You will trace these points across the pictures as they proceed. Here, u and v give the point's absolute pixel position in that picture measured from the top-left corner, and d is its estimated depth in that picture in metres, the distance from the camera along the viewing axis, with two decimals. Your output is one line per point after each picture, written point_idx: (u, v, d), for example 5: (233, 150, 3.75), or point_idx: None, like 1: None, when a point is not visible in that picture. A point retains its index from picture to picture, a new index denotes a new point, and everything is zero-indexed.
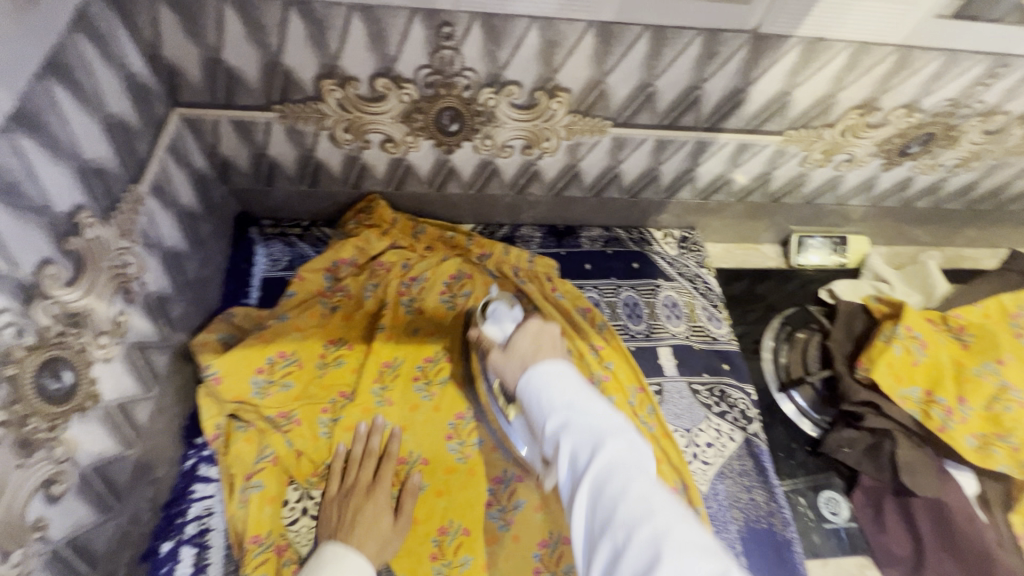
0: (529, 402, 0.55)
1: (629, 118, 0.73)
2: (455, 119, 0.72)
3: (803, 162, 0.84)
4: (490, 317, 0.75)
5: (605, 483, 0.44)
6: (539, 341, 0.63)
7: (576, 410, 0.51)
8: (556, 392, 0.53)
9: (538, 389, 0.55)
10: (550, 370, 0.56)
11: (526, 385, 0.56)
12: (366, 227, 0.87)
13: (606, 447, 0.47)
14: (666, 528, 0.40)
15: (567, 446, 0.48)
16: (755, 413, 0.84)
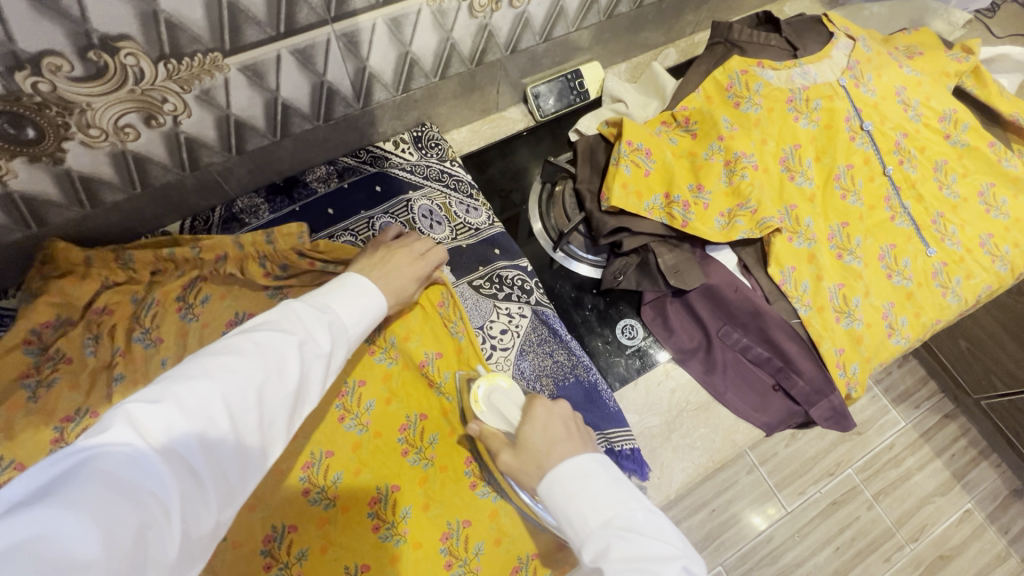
0: (563, 516, 0.53)
1: (234, 41, 0.61)
2: (21, 124, 0.57)
3: (472, 13, 0.76)
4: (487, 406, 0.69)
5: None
6: (552, 431, 0.60)
7: (629, 541, 0.48)
8: (590, 510, 0.51)
9: (569, 504, 0.52)
10: (583, 473, 0.54)
11: (553, 492, 0.54)
12: (54, 279, 0.74)
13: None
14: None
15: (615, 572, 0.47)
16: (533, 283, 0.85)
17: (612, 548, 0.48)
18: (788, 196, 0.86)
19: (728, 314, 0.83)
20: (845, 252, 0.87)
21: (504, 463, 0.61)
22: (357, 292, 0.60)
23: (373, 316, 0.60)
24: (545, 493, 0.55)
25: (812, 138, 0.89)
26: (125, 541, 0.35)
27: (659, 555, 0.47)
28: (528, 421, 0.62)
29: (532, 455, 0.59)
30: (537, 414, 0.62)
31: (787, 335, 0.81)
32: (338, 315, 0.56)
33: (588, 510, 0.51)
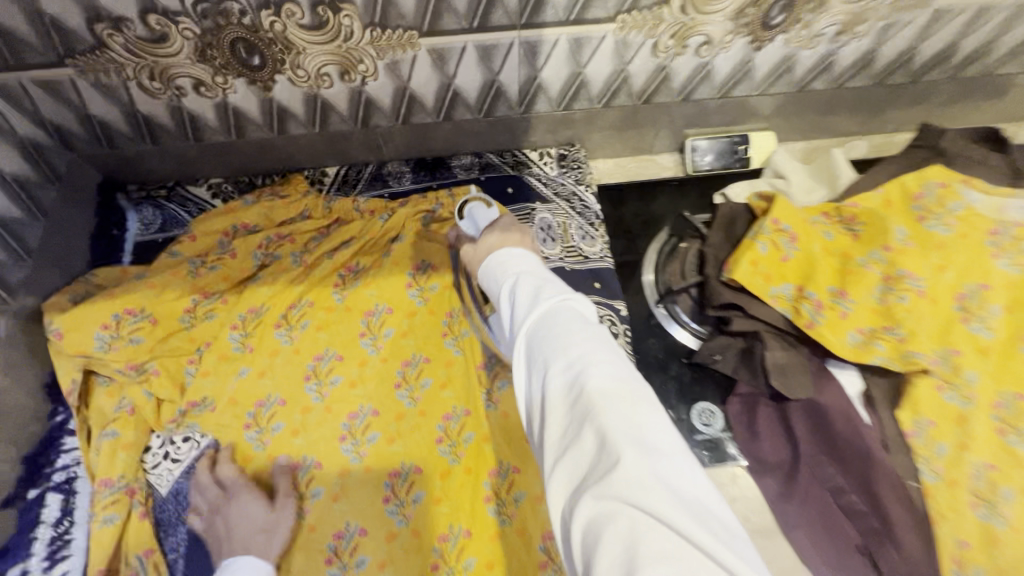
0: (488, 281, 0.57)
1: (432, 24, 0.68)
2: (252, 51, 0.69)
3: (654, 52, 0.76)
4: (466, 215, 0.75)
5: (535, 331, 0.45)
6: (507, 237, 0.64)
7: (535, 282, 0.50)
8: (507, 272, 0.54)
9: (494, 270, 0.56)
10: (510, 255, 0.57)
11: (484, 271, 0.58)
12: (277, 197, 0.89)
13: (540, 302, 0.46)
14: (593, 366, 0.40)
15: (512, 301, 0.50)
16: (621, 328, 0.81)
17: (516, 286, 0.51)
18: (953, 338, 0.72)
19: (829, 443, 0.72)
20: (1011, 431, 0.69)
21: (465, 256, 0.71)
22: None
23: (276, 529, 0.67)
24: (484, 268, 0.58)
25: (1010, 284, 0.73)
26: None
27: (550, 288, 0.48)
28: (491, 229, 0.67)
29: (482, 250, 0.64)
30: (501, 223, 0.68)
31: (897, 497, 0.68)
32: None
33: (503, 275, 0.54)
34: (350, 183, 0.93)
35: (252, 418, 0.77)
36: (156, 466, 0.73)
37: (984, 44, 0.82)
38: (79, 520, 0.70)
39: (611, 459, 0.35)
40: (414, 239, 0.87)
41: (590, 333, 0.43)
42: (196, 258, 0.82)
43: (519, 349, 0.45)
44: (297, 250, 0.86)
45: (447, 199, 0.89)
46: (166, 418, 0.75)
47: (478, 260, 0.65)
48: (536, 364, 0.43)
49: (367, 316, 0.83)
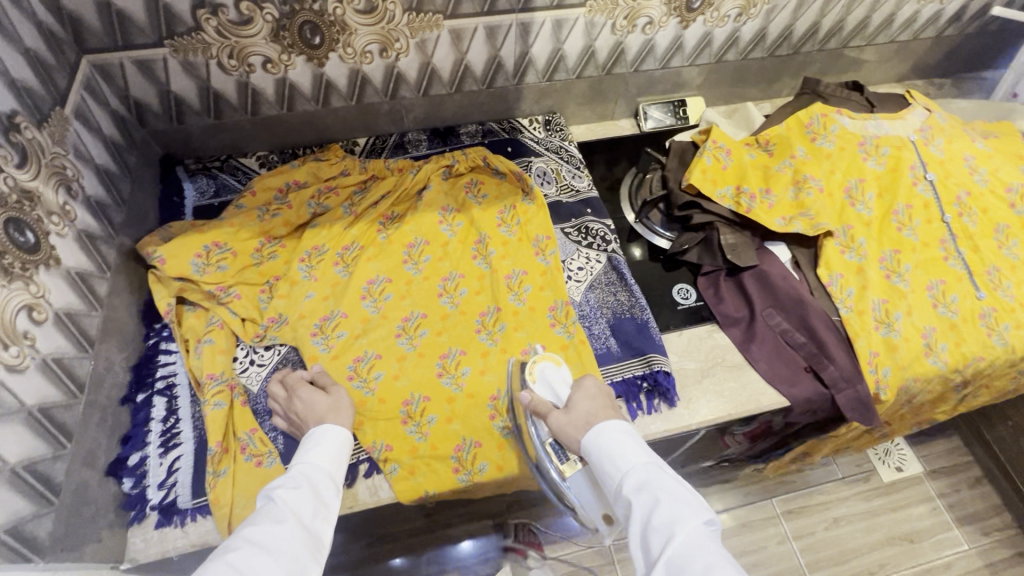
0: (597, 463, 0.64)
1: (454, 9, 0.92)
2: (315, 32, 0.90)
3: (614, 30, 1.04)
4: (537, 378, 0.77)
5: (676, 560, 0.52)
6: (597, 401, 0.71)
7: (659, 485, 0.58)
8: (626, 461, 0.61)
9: (608, 442, 0.64)
10: (615, 429, 0.65)
11: (592, 446, 0.65)
12: (320, 161, 1.07)
13: (677, 535, 0.53)
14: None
15: (641, 513, 0.57)
16: (612, 237, 1.04)
17: (644, 487, 0.59)
18: (847, 217, 1.00)
19: (774, 298, 0.96)
20: (894, 274, 0.98)
21: (554, 422, 0.70)
22: (319, 439, 0.69)
23: (334, 445, 0.69)
24: (588, 441, 0.66)
25: (878, 177, 1.04)
26: None
27: (679, 500, 0.56)
28: (578, 390, 0.72)
29: (580, 415, 0.69)
30: (587, 388, 0.72)
31: (825, 326, 0.93)
32: (313, 463, 0.66)
33: (620, 461, 0.62)
34: (377, 150, 1.12)
35: (319, 328, 0.91)
36: (245, 369, 0.87)
37: (837, 23, 1.17)
38: (184, 416, 0.81)
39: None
40: (439, 188, 1.07)
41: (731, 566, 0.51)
42: (261, 208, 0.99)
43: None
44: (343, 200, 1.04)
45: (463, 159, 1.10)
46: (250, 333, 0.89)
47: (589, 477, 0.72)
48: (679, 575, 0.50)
49: (409, 247, 1.01)
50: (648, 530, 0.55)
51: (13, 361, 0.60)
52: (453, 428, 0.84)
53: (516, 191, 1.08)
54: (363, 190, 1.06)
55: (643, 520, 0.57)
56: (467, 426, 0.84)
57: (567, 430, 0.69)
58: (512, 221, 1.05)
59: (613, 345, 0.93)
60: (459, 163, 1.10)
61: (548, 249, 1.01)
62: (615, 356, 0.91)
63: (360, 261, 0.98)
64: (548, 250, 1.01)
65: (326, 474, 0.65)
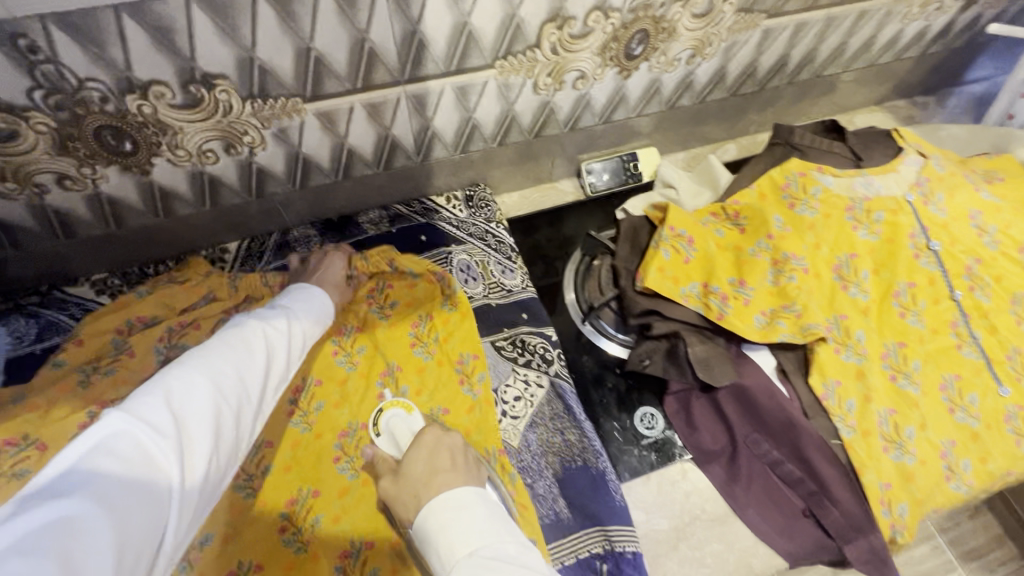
0: (427, 548, 0.49)
1: (315, 89, 0.68)
2: (122, 137, 0.65)
3: (536, 90, 0.81)
4: (384, 430, 0.73)
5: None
6: (435, 461, 0.56)
7: (495, 573, 0.45)
8: (458, 540, 0.47)
9: (436, 528, 0.48)
10: (455, 501, 0.50)
11: (421, 533, 0.49)
12: (174, 284, 0.82)
13: None
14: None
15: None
16: (555, 354, 0.83)
17: None
18: (840, 305, 0.81)
19: (758, 422, 0.77)
20: (900, 375, 0.79)
21: (385, 490, 0.58)
22: (303, 296, 0.68)
23: (317, 315, 0.68)
24: (417, 526, 0.50)
25: (871, 249, 0.85)
26: (140, 531, 0.37)
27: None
28: (415, 447, 0.59)
29: (411, 482, 0.55)
30: (425, 443, 0.59)
31: (825, 457, 0.74)
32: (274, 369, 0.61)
33: (454, 536, 0.47)
34: (254, 257, 0.88)
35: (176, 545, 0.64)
36: None
37: (808, 53, 0.97)
38: None
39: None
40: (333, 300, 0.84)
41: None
42: (86, 366, 0.74)
43: None
44: (204, 335, 0.78)
45: (361, 256, 0.87)
46: None
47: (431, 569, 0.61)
48: None
49: (295, 392, 0.79)
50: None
51: None
52: None
53: (432, 296, 0.86)
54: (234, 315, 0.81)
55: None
56: None
57: (395, 502, 0.55)
58: (429, 338, 0.83)
59: (563, 508, 0.72)
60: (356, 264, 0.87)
61: (477, 375, 0.79)
62: (567, 526, 0.71)
63: None
64: (477, 376, 0.80)
65: (300, 318, 0.64)
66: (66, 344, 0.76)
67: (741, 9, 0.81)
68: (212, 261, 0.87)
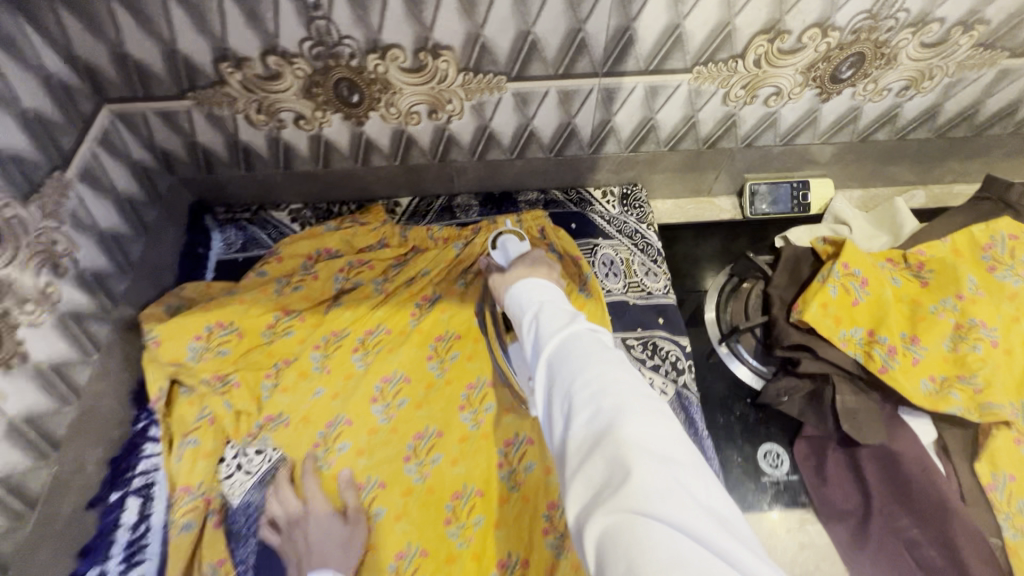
0: (511, 306, 0.61)
1: (521, 70, 0.73)
2: (353, 90, 0.75)
3: (725, 100, 0.80)
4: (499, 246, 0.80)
5: (556, 358, 0.47)
6: (535, 268, 0.69)
7: (558, 308, 0.55)
8: (532, 297, 0.58)
9: (520, 294, 0.61)
10: (532, 282, 0.61)
11: (508, 299, 0.62)
12: (357, 223, 0.93)
13: (561, 333, 0.49)
14: (613, 381, 0.43)
15: (533, 329, 0.53)
16: (686, 364, 0.82)
17: (541, 311, 0.55)
18: None
19: (904, 495, 0.70)
20: None
21: (494, 282, 0.73)
22: None
23: None
24: (507, 299, 0.63)
25: None
26: None
27: (572, 317, 0.52)
28: (522, 259, 0.72)
29: (510, 277, 0.69)
30: (533, 258, 0.72)
31: (979, 553, 0.65)
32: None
33: (533, 294, 0.59)
34: (419, 214, 0.97)
35: (321, 438, 0.78)
36: (230, 475, 0.75)
37: None
38: (155, 525, 0.71)
39: (619, 474, 0.36)
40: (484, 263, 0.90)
41: (615, 362, 0.45)
42: (282, 278, 0.87)
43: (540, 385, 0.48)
44: (376, 277, 0.90)
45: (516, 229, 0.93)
46: (243, 431, 0.78)
47: (505, 286, 0.70)
48: (560, 390, 0.45)
49: (437, 340, 0.86)
50: (536, 334, 0.52)
51: None
52: None
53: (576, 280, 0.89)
54: (401, 263, 0.91)
55: (535, 334, 0.53)
56: None
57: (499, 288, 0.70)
58: None
59: None
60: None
61: None
62: None
63: (380, 355, 0.84)
64: None
65: None
66: (269, 255, 0.90)
67: (980, 44, 0.73)
68: (387, 210, 0.97)
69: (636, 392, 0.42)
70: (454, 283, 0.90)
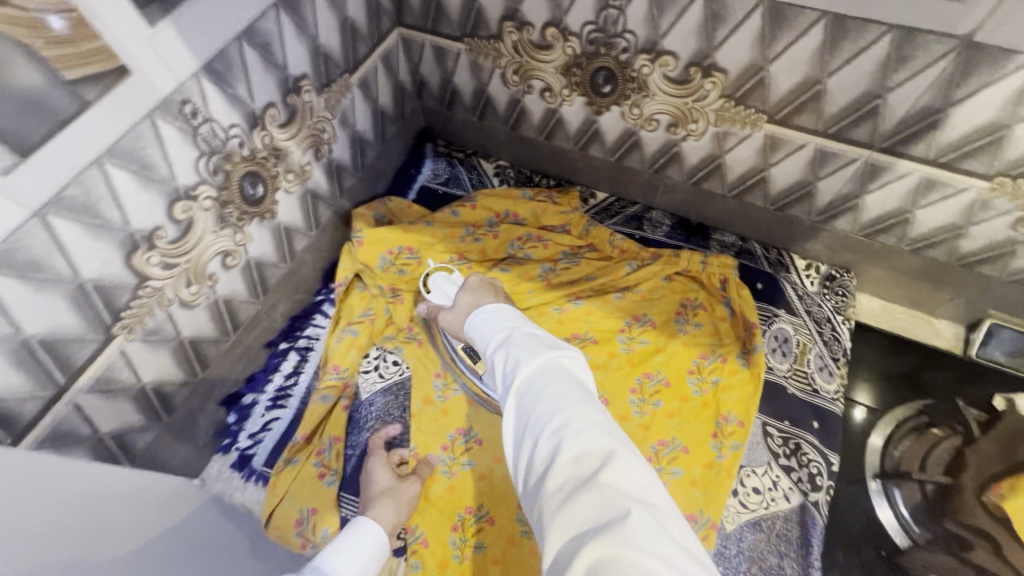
0: (476, 339, 0.56)
1: (788, 116, 0.68)
2: (608, 81, 0.76)
3: (1015, 224, 0.67)
4: (433, 287, 0.74)
5: (525, 390, 0.44)
6: (481, 291, 0.65)
7: (514, 336, 0.50)
8: (493, 326, 0.54)
9: (479, 323, 0.56)
10: (496, 307, 0.57)
11: (470, 326, 0.57)
12: (550, 201, 0.96)
13: (527, 361, 0.46)
14: (584, 417, 0.40)
15: (503, 358, 0.49)
16: (826, 483, 0.74)
17: (504, 343, 0.50)
18: None
19: None
20: None
21: (445, 322, 0.68)
22: (351, 541, 0.59)
23: (373, 549, 0.60)
24: (467, 329, 0.58)
25: None
26: None
27: (543, 344, 0.49)
28: (461, 292, 0.67)
29: (461, 312, 0.64)
30: (470, 283, 0.67)
31: None
32: (332, 569, 0.55)
33: (491, 327, 0.54)
34: (609, 212, 0.97)
35: (442, 371, 0.84)
36: (368, 372, 0.84)
37: None
38: (301, 383, 0.84)
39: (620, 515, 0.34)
40: (649, 287, 0.89)
41: (585, 399, 0.42)
42: (469, 226, 0.94)
43: (507, 424, 0.44)
44: (546, 256, 0.92)
45: (698, 269, 0.89)
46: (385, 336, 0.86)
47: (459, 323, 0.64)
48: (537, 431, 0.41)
49: (573, 337, 0.86)
50: (505, 369, 0.48)
51: (189, 297, 0.65)
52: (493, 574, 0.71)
53: (739, 344, 0.83)
54: (572, 255, 0.93)
55: (501, 366, 0.48)
56: None
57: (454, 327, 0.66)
58: (707, 377, 0.81)
59: None
60: (691, 271, 0.89)
61: (732, 440, 0.76)
62: None
63: None
64: (731, 443, 0.76)
65: None
66: (466, 200, 0.97)
67: None
68: (581, 197, 0.98)
69: (615, 430, 0.40)
70: (613, 290, 0.89)
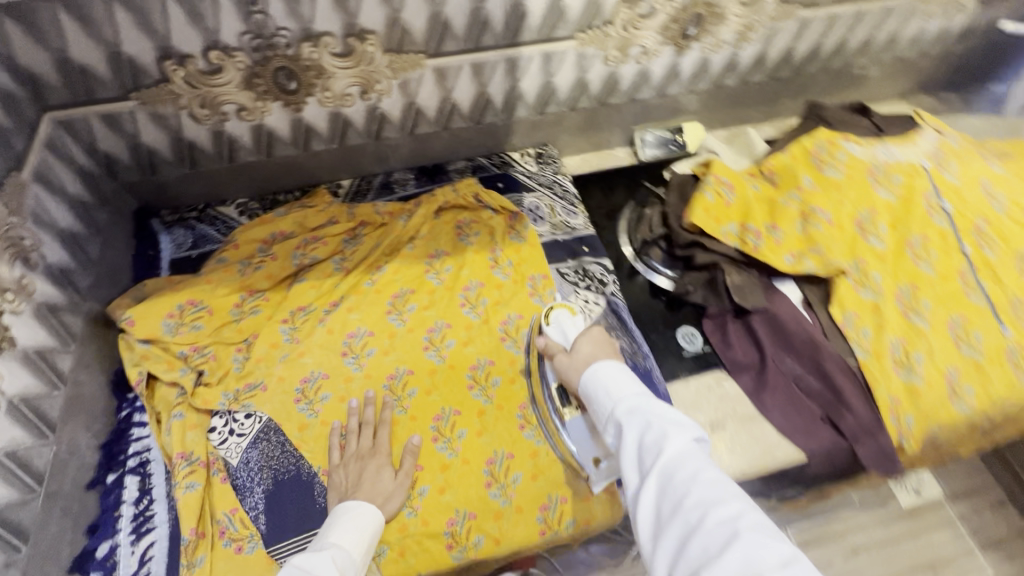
0: (595, 397, 0.67)
1: (437, 47, 0.87)
2: (291, 77, 0.85)
3: (606, 61, 0.99)
4: (553, 323, 0.82)
5: (669, 477, 0.56)
6: (600, 347, 0.74)
7: (643, 402, 0.62)
8: (619, 389, 0.65)
9: (603, 381, 0.67)
10: (612, 369, 0.68)
11: (591, 380, 0.68)
12: (305, 207, 1.02)
13: (666, 450, 0.57)
14: (742, 521, 0.51)
15: (634, 435, 0.60)
16: (611, 277, 0.99)
17: (630, 408, 0.62)
18: (859, 251, 0.93)
19: (786, 343, 0.90)
20: (913, 311, 0.90)
21: (557, 362, 0.76)
22: (352, 518, 0.69)
23: (370, 528, 0.69)
24: (587, 377, 0.69)
25: (890, 208, 0.97)
26: None
27: (677, 421, 0.60)
28: (586, 335, 0.76)
29: (581, 359, 0.73)
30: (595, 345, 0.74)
31: (843, 373, 0.87)
32: (341, 546, 0.65)
33: (628, 385, 0.65)
34: (361, 193, 1.06)
35: (300, 392, 0.84)
36: (224, 441, 0.79)
37: (840, 42, 1.12)
38: (158, 497, 0.75)
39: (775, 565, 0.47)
40: (427, 228, 1.02)
41: (735, 502, 0.53)
42: (243, 261, 0.94)
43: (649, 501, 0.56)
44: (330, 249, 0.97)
45: (454, 197, 1.05)
46: (213, 400, 0.81)
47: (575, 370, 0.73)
48: (684, 526, 0.53)
49: (393, 297, 0.95)
50: (639, 444, 0.59)
51: None
52: (446, 500, 0.78)
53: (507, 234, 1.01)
54: (353, 238, 1.00)
55: (634, 440, 0.60)
56: (462, 497, 0.78)
57: (569, 372, 0.73)
58: (503, 264, 0.99)
59: None
60: (451, 201, 1.04)
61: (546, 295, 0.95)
62: None
63: (344, 318, 0.91)
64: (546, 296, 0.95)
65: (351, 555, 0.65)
66: (225, 245, 0.96)
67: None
68: (331, 194, 1.05)
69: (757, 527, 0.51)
70: (403, 246, 1.00)
